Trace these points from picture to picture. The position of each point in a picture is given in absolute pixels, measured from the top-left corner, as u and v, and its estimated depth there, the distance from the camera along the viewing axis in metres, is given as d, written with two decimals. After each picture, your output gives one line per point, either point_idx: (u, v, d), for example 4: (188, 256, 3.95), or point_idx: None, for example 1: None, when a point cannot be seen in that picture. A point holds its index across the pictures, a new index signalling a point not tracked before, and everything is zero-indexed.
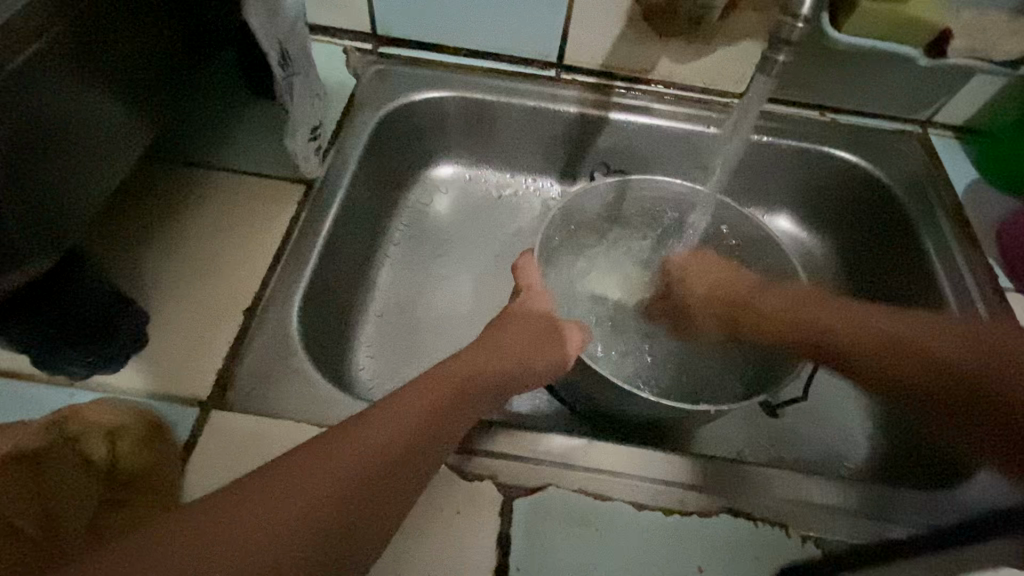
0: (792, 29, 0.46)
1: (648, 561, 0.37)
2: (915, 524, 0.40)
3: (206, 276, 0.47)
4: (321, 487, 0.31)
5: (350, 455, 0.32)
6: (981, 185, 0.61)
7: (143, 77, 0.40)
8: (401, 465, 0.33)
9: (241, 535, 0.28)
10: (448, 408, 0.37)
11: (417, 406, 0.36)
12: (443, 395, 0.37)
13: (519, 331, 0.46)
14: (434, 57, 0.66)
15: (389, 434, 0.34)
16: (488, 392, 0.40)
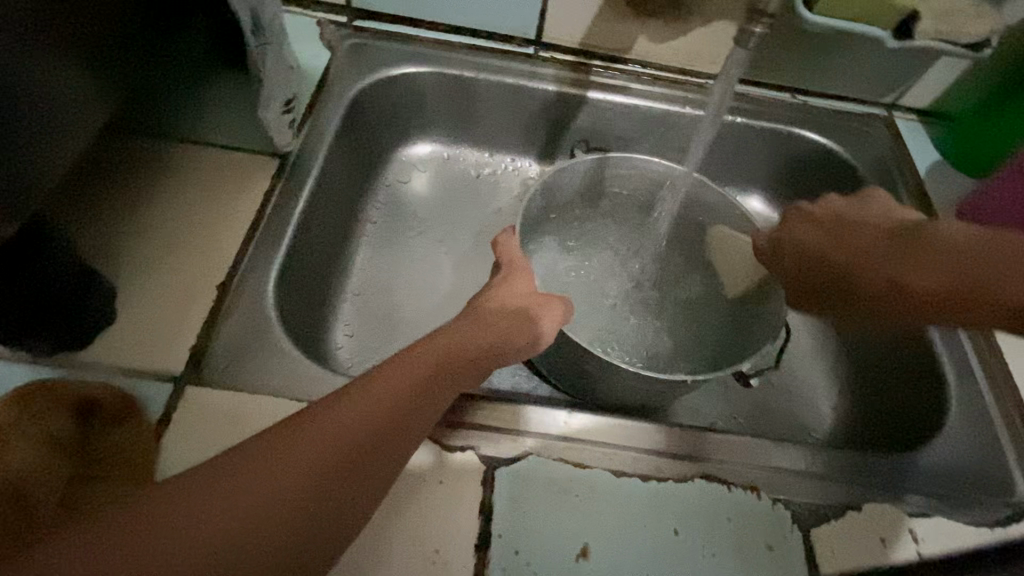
0: (768, 2, 0.47)
1: (625, 525, 0.38)
2: (879, 484, 0.42)
3: (179, 251, 0.46)
4: (316, 453, 0.31)
5: (345, 423, 0.32)
6: (942, 167, 0.63)
7: (109, 48, 0.38)
8: (393, 433, 0.34)
9: (228, 508, 0.28)
10: (438, 378, 0.38)
11: (406, 378, 0.36)
12: (430, 369, 0.38)
13: (499, 308, 0.46)
14: (411, 32, 0.65)
15: (377, 407, 0.34)
16: (474, 362, 0.41)
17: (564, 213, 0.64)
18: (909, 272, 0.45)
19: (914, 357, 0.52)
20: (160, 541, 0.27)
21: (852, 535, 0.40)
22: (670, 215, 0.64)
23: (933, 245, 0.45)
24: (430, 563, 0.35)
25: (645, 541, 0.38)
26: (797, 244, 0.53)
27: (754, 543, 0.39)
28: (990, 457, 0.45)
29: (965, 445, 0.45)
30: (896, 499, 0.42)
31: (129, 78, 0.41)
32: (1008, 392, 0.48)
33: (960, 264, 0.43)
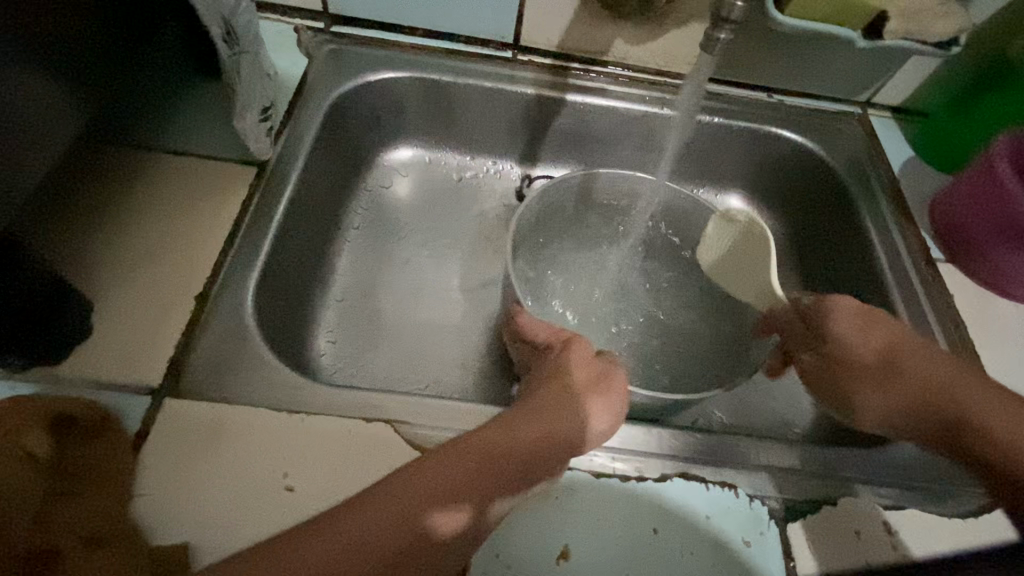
0: (732, 7, 0.48)
1: (604, 525, 0.38)
2: (854, 478, 0.43)
3: (158, 262, 0.45)
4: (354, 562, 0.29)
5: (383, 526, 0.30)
6: (915, 163, 0.65)
7: (73, 58, 0.38)
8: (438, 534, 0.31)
9: None
10: (488, 473, 0.34)
11: (448, 477, 0.33)
12: (477, 467, 0.34)
13: (569, 388, 0.41)
14: (388, 37, 0.65)
15: (406, 506, 0.31)
16: (536, 453, 0.36)
17: (546, 226, 0.64)
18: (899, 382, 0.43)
19: None
20: None
21: (828, 529, 0.40)
22: (645, 217, 0.65)
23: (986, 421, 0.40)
24: None
25: (624, 542, 0.38)
26: (835, 355, 0.46)
27: (731, 541, 0.39)
28: None
29: None
30: (871, 493, 0.43)
31: (97, 93, 0.40)
32: None
33: (1004, 414, 0.39)
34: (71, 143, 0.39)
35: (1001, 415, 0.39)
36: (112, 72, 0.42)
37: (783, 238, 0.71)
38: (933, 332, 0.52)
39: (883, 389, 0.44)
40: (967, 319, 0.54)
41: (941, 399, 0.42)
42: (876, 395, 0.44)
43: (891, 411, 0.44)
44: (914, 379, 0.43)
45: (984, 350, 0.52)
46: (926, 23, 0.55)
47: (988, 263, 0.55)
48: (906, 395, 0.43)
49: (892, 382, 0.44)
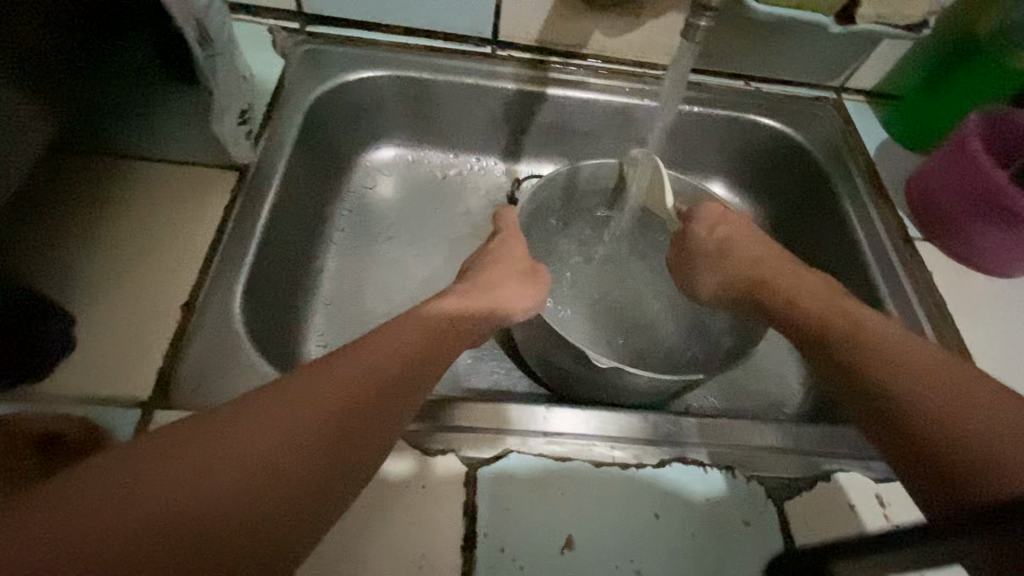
0: None
1: (607, 513, 0.39)
2: (847, 453, 0.44)
3: (141, 273, 0.44)
4: (295, 415, 0.32)
5: (326, 395, 0.33)
6: (889, 145, 0.66)
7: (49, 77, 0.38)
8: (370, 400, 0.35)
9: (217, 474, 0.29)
10: (411, 369, 0.38)
11: (390, 357, 0.37)
12: (414, 350, 0.39)
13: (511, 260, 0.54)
14: (365, 36, 0.65)
15: (365, 378, 0.35)
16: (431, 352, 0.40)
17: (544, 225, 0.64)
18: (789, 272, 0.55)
19: None
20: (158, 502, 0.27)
21: (823, 504, 0.41)
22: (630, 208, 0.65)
23: (810, 315, 0.45)
24: (416, 568, 0.36)
25: (627, 528, 0.38)
26: (702, 243, 0.57)
27: (730, 521, 0.40)
28: None
29: None
30: (863, 466, 0.43)
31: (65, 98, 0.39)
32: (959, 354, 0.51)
33: (828, 301, 0.45)
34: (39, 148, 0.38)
35: (832, 307, 0.44)
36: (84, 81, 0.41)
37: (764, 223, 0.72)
38: (914, 307, 0.54)
39: (727, 267, 0.53)
40: (946, 293, 0.56)
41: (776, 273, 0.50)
42: (719, 271, 0.54)
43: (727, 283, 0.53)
44: (760, 264, 0.52)
45: (964, 325, 0.54)
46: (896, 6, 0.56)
47: (964, 240, 0.56)
48: (759, 274, 0.51)
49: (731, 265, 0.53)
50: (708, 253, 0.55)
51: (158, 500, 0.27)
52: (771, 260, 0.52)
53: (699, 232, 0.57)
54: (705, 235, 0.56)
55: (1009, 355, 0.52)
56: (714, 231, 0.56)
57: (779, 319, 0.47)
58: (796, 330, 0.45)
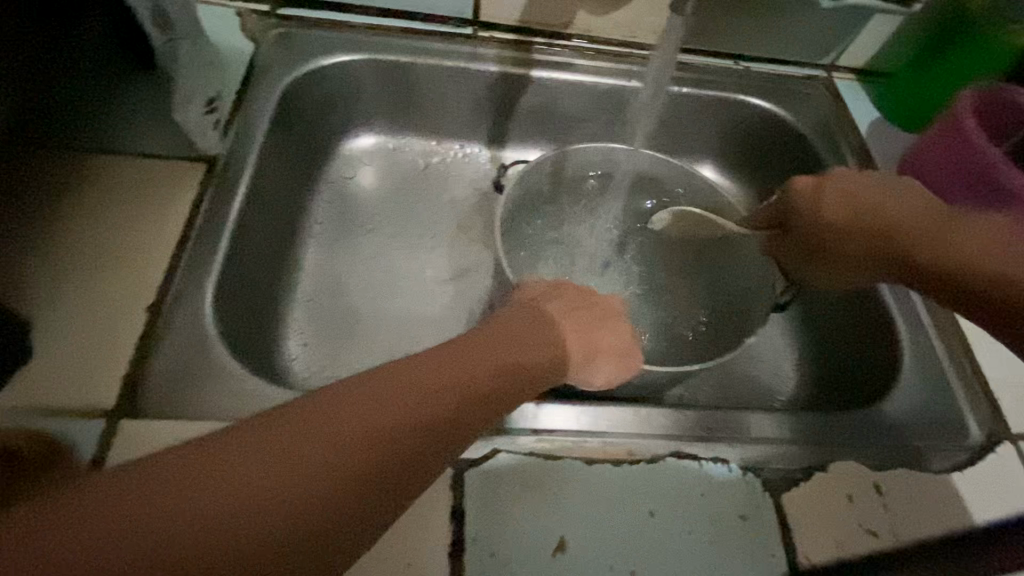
0: None
1: (601, 513, 0.37)
2: (844, 442, 0.43)
3: (104, 273, 0.42)
4: (354, 421, 0.26)
5: (418, 388, 0.29)
6: (881, 125, 0.65)
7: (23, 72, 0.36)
8: (440, 411, 0.29)
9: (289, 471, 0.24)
10: (506, 370, 0.33)
11: (485, 357, 0.33)
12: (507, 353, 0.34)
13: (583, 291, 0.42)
14: (340, 18, 0.62)
15: (460, 374, 0.31)
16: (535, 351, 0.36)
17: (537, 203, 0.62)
18: (867, 211, 0.47)
19: None
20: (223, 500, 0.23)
21: (822, 496, 0.40)
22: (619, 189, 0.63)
23: (919, 254, 0.44)
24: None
25: (622, 528, 0.37)
26: (824, 223, 0.48)
27: (728, 516, 0.39)
28: (944, 407, 0.46)
29: (919, 395, 0.47)
30: (860, 455, 0.42)
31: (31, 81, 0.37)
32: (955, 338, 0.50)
33: (959, 245, 0.43)
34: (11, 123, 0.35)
35: (941, 244, 0.44)
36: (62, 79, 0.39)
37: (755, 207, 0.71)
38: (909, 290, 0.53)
39: (848, 240, 0.47)
40: None
41: (895, 233, 0.46)
42: (849, 247, 0.47)
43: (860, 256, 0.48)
44: (881, 217, 0.46)
45: None
46: None
47: None
48: (874, 229, 0.46)
49: (849, 231, 0.47)
50: (827, 233, 0.48)
51: (214, 497, 0.23)
52: (877, 209, 0.47)
53: (805, 215, 0.49)
54: (810, 214, 0.49)
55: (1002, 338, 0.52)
56: (820, 207, 0.48)
57: (910, 276, 0.46)
58: (922, 273, 0.45)
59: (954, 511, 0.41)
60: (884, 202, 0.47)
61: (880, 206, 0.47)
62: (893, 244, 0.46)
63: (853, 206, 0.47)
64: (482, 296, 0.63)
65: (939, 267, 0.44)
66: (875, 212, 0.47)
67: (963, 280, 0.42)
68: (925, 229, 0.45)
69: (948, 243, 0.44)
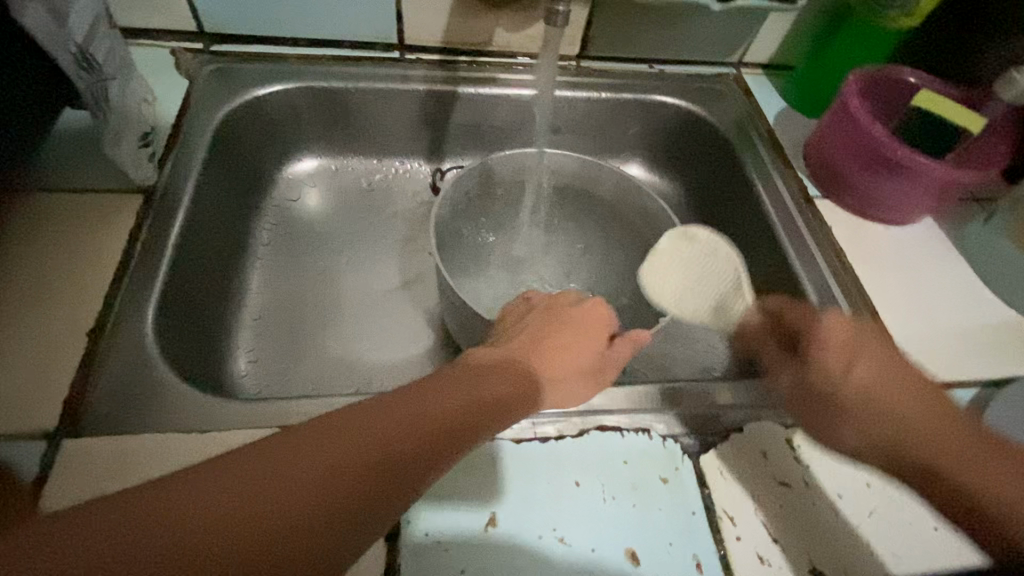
0: None
1: (529, 487, 0.40)
2: (759, 405, 0.46)
3: (41, 302, 0.43)
4: (329, 476, 0.27)
5: (410, 411, 0.31)
6: (788, 113, 0.70)
7: None
8: (446, 435, 0.31)
9: (283, 479, 0.26)
10: (495, 403, 0.35)
11: (483, 383, 0.35)
12: (500, 390, 0.35)
13: (547, 331, 0.41)
14: (270, 51, 0.65)
15: (452, 403, 0.33)
16: (506, 398, 0.35)
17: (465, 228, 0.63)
18: (877, 408, 0.38)
19: (789, 290, 0.58)
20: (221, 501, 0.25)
21: (738, 454, 0.43)
22: (537, 196, 0.65)
23: (947, 469, 0.34)
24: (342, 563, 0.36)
25: (549, 499, 0.40)
26: (847, 393, 0.39)
27: (650, 479, 0.41)
28: None
29: None
30: (773, 415, 0.46)
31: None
32: (863, 303, 0.54)
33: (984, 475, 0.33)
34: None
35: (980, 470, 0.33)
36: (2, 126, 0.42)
37: (684, 200, 0.75)
38: (817, 261, 0.57)
39: (870, 422, 0.38)
40: (847, 246, 0.59)
41: (919, 428, 0.36)
42: (861, 431, 0.38)
43: (870, 439, 0.38)
44: (907, 415, 0.37)
45: (865, 272, 0.57)
46: None
47: (860, 195, 0.60)
48: (886, 422, 0.37)
49: (870, 415, 0.38)
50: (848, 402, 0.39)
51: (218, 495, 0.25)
52: (904, 404, 0.37)
53: (826, 372, 0.41)
54: (828, 374, 0.41)
55: (905, 296, 0.56)
56: (852, 370, 0.40)
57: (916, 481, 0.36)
58: (931, 483, 0.35)
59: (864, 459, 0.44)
60: (900, 399, 0.37)
61: (911, 406, 0.37)
62: (921, 447, 0.35)
63: (883, 401, 0.38)
64: (429, 302, 0.66)
65: (946, 491, 0.34)
66: (903, 421, 0.36)
67: (969, 501, 0.33)
68: (941, 442, 0.35)
69: (970, 460, 0.33)
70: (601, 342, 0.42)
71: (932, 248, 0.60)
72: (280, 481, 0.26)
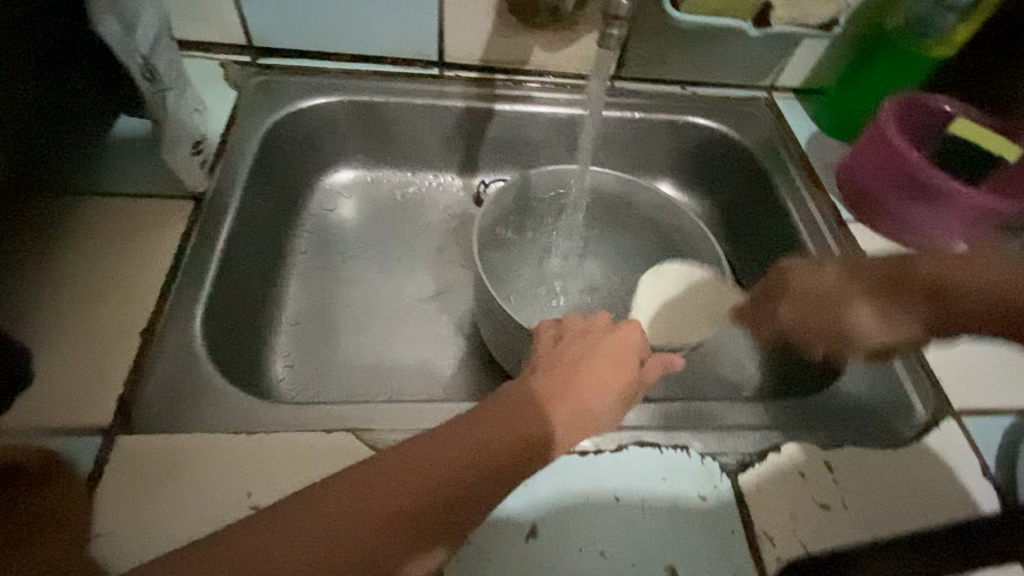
0: (618, 6, 0.51)
1: (568, 501, 0.40)
2: (795, 426, 0.46)
3: (95, 301, 0.44)
4: (334, 536, 0.29)
5: (420, 466, 0.32)
6: (820, 137, 0.71)
7: (29, 127, 0.39)
8: (454, 492, 0.32)
9: (291, 538, 0.29)
10: (511, 452, 0.34)
11: (497, 431, 0.35)
12: (516, 437, 0.35)
13: (583, 362, 0.40)
14: (316, 65, 0.67)
15: (462, 455, 0.33)
16: (521, 448, 0.35)
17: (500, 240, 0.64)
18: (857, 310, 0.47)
19: None
20: (238, 559, 0.28)
21: (775, 473, 0.43)
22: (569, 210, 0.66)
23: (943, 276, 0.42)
24: None
25: (587, 513, 0.40)
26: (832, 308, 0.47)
27: (688, 496, 0.41)
28: (884, 389, 0.50)
29: (861, 380, 0.51)
30: (810, 436, 0.45)
31: (29, 130, 0.39)
32: None
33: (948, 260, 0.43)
34: (11, 176, 0.38)
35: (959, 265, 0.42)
36: (63, 132, 0.43)
37: (714, 219, 0.76)
38: None
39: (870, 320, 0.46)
40: None
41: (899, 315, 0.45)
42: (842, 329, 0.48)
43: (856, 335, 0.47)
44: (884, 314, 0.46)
45: None
46: (806, 8, 0.59)
47: (893, 217, 0.60)
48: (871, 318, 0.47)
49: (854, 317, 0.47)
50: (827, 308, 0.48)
51: (235, 554, 0.28)
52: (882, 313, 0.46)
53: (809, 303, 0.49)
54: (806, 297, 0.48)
55: None
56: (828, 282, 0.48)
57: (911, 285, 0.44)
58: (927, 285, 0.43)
59: (905, 487, 0.44)
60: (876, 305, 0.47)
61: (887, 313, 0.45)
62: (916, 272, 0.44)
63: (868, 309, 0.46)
64: (460, 313, 0.67)
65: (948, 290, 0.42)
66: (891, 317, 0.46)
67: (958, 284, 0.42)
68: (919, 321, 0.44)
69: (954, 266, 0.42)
70: (634, 367, 0.41)
71: None
72: (287, 542, 0.28)
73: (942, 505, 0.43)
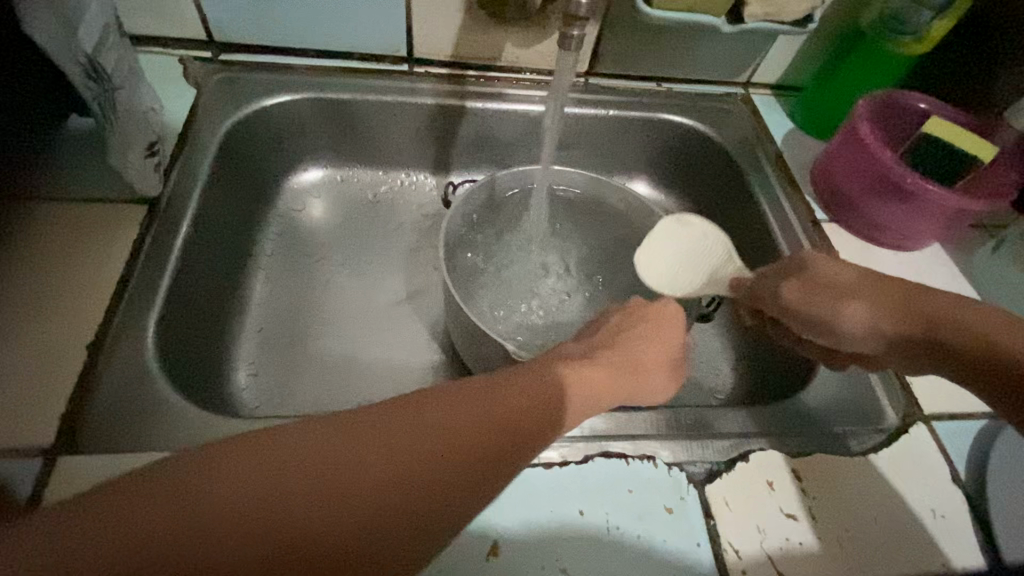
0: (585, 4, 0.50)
1: (531, 515, 0.39)
2: (763, 434, 0.46)
3: (40, 315, 0.43)
4: (305, 504, 0.25)
5: (412, 439, 0.28)
6: (796, 135, 0.70)
7: None
8: (445, 473, 0.28)
9: (259, 500, 0.25)
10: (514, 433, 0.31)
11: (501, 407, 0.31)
12: (521, 417, 0.31)
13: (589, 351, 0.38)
14: (281, 61, 0.65)
15: (462, 431, 0.29)
16: (515, 434, 0.31)
17: (471, 242, 0.63)
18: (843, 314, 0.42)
19: None
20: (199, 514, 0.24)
21: (742, 483, 0.43)
22: (542, 211, 0.65)
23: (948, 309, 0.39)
24: None
25: (550, 528, 0.39)
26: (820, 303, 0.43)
27: (654, 508, 0.41)
28: (855, 394, 0.50)
29: (832, 385, 0.50)
30: (779, 445, 0.45)
31: None
32: None
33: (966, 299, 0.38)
34: None
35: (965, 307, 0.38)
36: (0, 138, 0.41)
37: None
38: None
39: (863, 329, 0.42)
40: None
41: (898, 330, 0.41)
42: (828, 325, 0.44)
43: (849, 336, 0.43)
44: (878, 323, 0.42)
45: None
46: (780, 5, 0.58)
47: (864, 216, 0.60)
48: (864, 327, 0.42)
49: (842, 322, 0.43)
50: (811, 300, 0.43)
51: (195, 510, 0.24)
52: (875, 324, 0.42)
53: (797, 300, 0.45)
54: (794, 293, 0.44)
55: None
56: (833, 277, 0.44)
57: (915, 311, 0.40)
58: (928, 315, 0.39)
59: (872, 493, 0.43)
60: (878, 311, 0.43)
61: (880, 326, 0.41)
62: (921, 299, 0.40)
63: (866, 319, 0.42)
64: (432, 317, 0.65)
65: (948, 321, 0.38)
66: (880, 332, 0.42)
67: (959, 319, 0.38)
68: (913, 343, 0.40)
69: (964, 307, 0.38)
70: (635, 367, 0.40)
71: (940, 274, 0.59)
72: (254, 503, 0.25)
73: (909, 512, 0.43)
